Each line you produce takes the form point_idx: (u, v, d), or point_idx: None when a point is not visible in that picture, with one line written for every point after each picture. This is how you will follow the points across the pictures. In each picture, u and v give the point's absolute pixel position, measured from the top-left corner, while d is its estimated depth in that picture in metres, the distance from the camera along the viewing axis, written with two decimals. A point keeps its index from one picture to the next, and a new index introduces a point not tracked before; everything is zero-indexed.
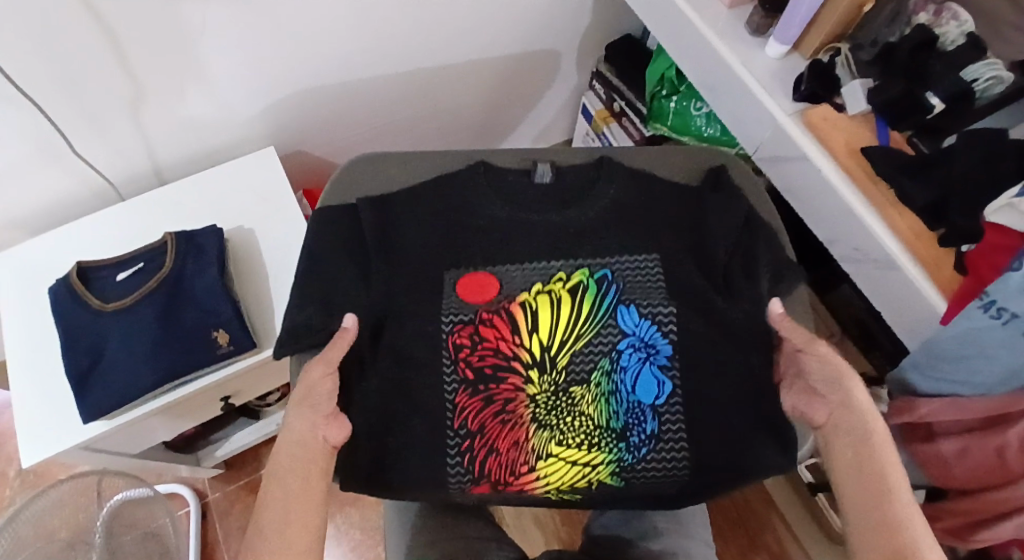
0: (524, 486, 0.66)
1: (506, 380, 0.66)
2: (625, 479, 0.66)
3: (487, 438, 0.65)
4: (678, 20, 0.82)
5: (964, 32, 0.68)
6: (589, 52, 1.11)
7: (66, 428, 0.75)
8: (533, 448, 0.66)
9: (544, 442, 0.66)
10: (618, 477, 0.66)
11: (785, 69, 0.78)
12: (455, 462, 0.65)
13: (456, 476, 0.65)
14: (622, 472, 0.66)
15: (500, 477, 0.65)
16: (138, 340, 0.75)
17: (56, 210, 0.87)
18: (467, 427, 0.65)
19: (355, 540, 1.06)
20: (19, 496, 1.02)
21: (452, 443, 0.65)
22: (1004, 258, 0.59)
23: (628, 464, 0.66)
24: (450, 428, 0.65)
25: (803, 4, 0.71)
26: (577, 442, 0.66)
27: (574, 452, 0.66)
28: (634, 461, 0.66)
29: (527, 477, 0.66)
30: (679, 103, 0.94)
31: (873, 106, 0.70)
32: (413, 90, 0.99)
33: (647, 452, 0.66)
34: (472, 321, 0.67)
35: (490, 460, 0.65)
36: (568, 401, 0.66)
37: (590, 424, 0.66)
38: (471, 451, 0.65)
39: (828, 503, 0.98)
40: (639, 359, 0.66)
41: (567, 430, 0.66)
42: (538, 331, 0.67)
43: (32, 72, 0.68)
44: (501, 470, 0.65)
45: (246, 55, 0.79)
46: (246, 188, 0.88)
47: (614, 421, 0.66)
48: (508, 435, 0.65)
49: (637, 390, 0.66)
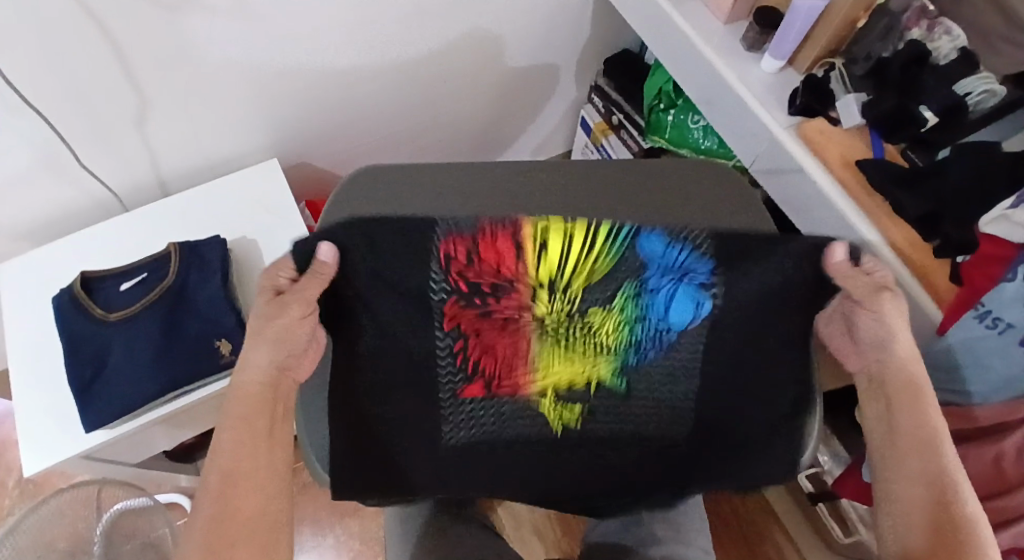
0: (520, 387, 0.64)
1: (510, 299, 0.60)
2: (627, 381, 0.64)
3: (483, 340, 0.62)
4: (675, 36, 0.84)
5: (957, 46, 0.69)
6: (588, 66, 1.12)
7: (69, 438, 0.75)
8: (533, 353, 0.63)
9: (546, 348, 0.62)
10: (620, 378, 0.64)
11: (780, 84, 0.79)
12: (447, 361, 0.62)
13: (447, 375, 0.63)
14: (624, 372, 0.64)
15: (494, 377, 0.64)
16: (141, 351, 0.75)
17: (61, 221, 0.88)
18: (457, 330, 0.61)
19: (355, 551, 1.06)
20: (19, 505, 1.02)
21: (443, 345, 0.61)
22: (1001, 269, 0.59)
23: (629, 367, 0.63)
24: (439, 330, 0.61)
25: (797, 19, 0.73)
26: (582, 348, 0.62)
27: (577, 357, 0.63)
28: (638, 363, 0.63)
29: (525, 379, 0.64)
30: (676, 116, 0.95)
31: (869, 120, 0.72)
32: (415, 102, 1.01)
33: (655, 357, 0.62)
34: (469, 234, 0.57)
35: (484, 360, 0.63)
36: (580, 325, 0.61)
37: (601, 340, 0.62)
38: (465, 354, 0.62)
39: (829, 514, 0.98)
40: (670, 280, 0.59)
41: (573, 336, 0.62)
42: (547, 260, 0.57)
43: (39, 85, 0.69)
44: (496, 370, 0.63)
45: (249, 69, 0.81)
46: (249, 201, 0.89)
47: (624, 332, 0.61)
48: (506, 341, 0.62)
49: (669, 312, 0.60)
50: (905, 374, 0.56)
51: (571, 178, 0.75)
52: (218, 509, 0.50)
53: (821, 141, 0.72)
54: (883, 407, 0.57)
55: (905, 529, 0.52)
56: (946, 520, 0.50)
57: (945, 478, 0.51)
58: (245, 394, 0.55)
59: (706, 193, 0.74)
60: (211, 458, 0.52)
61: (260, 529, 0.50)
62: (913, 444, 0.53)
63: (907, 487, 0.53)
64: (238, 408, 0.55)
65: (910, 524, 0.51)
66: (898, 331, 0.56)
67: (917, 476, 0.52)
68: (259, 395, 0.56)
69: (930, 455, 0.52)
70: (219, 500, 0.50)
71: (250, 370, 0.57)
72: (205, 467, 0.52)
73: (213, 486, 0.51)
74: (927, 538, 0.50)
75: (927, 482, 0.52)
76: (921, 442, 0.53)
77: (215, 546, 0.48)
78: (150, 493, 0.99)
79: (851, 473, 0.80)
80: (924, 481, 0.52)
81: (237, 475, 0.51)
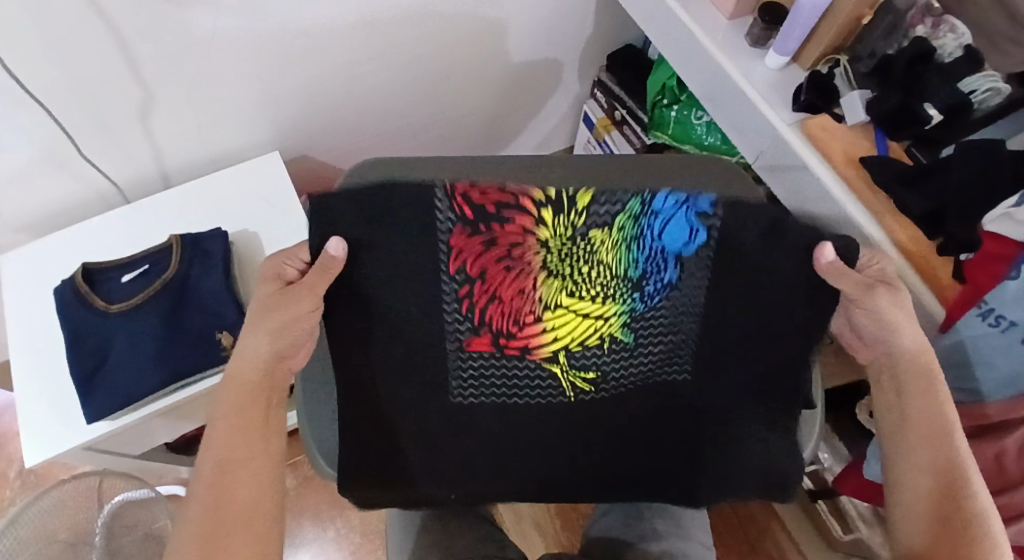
0: (530, 339, 0.61)
1: (512, 222, 0.55)
2: (635, 333, 0.61)
3: (487, 285, 0.59)
4: (678, 31, 0.84)
5: (962, 44, 0.69)
6: (590, 61, 1.12)
7: (71, 429, 0.75)
8: (539, 299, 0.59)
9: (555, 292, 0.59)
10: (628, 329, 0.61)
11: (785, 80, 0.79)
12: (454, 310, 0.59)
13: (454, 325, 0.60)
14: (633, 323, 0.61)
15: (502, 327, 0.60)
16: (144, 342, 0.75)
17: (62, 213, 0.88)
18: (465, 273, 0.58)
19: (355, 544, 1.06)
20: (19, 497, 1.03)
21: (450, 288, 0.58)
22: (1003, 267, 0.60)
23: (639, 314, 0.60)
24: (446, 272, 0.57)
25: (801, 16, 0.73)
26: (592, 292, 0.59)
27: (586, 304, 0.60)
28: (646, 310, 0.60)
29: (533, 329, 0.61)
30: (680, 112, 0.95)
31: (872, 117, 0.72)
32: (417, 97, 1.00)
33: (660, 300, 0.59)
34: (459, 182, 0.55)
35: (491, 307, 0.60)
36: (586, 245, 0.56)
37: (606, 273, 0.58)
38: (471, 299, 0.59)
39: (828, 510, 0.99)
40: (675, 202, 0.55)
41: (580, 279, 0.58)
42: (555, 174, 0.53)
43: (42, 77, 0.69)
44: (503, 320, 0.60)
45: (253, 62, 0.80)
46: (252, 194, 0.89)
47: (631, 269, 0.57)
48: (512, 283, 0.59)
49: (665, 236, 0.56)
50: (920, 363, 0.56)
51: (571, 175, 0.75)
52: (214, 496, 0.51)
53: (824, 138, 0.72)
54: (892, 391, 0.58)
55: (913, 517, 0.54)
56: (955, 511, 0.52)
57: (957, 470, 0.53)
58: (240, 381, 0.56)
59: (708, 190, 0.74)
60: (206, 446, 0.53)
61: (255, 522, 0.52)
62: (926, 433, 0.55)
63: (919, 476, 0.54)
64: (234, 397, 0.56)
65: (919, 509, 0.54)
66: (900, 325, 0.56)
67: (929, 467, 0.54)
68: (255, 384, 0.56)
69: (943, 446, 0.54)
70: (214, 489, 0.51)
71: (247, 355, 0.57)
72: (202, 455, 0.53)
73: (209, 473, 0.52)
74: (935, 529, 0.52)
75: (939, 472, 0.53)
76: (935, 432, 0.55)
77: (212, 535, 0.49)
78: (151, 486, 0.99)
79: (851, 469, 0.80)
80: (935, 473, 0.54)
81: (232, 466, 0.53)
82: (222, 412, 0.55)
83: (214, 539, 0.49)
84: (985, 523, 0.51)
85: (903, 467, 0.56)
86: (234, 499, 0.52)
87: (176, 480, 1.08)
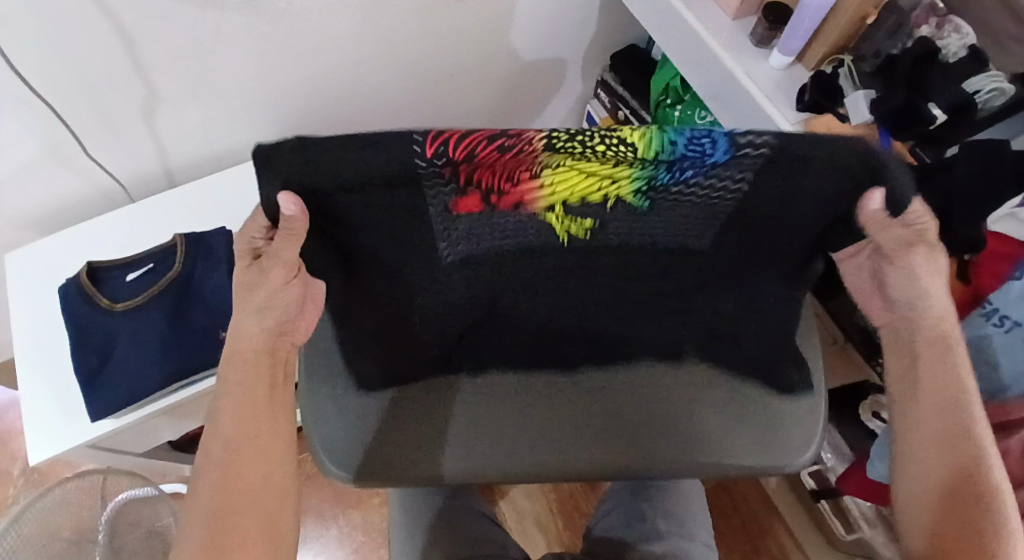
0: (522, 195, 0.41)
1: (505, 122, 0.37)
2: (652, 199, 0.43)
3: (480, 165, 0.38)
4: (682, 31, 0.84)
5: (965, 44, 0.69)
6: (594, 61, 1.12)
7: (74, 427, 0.75)
8: (538, 160, 0.38)
9: (557, 161, 0.37)
10: (643, 196, 0.42)
11: (789, 79, 0.79)
12: (430, 191, 0.41)
13: (430, 196, 0.41)
14: (650, 190, 0.42)
15: (493, 186, 0.41)
16: (148, 341, 0.76)
17: (67, 211, 0.88)
18: (448, 155, 0.37)
19: (357, 542, 1.06)
20: (23, 494, 1.03)
21: (426, 171, 0.38)
22: (1008, 267, 0.63)
23: (662, 183, 0.41)
24: (419, 157, 0.37)
25: (806, 15, 0.73)
26: (603, 155, 0.38)
27: (596, 162, 0.38)
28: (672, 183, 0.40)
29: (526, 186, 0.40)
30: (682, 111, 0.94)
31: (876, 117, 0.71)
32: (420, 96, 1.00)
33: (694, 176, 0.40)
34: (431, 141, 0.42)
35: (482, 172, 0.39)
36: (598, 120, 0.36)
37: (624, 150, 0.37)
38: (457, 210, 0.43)
39: (831, 510, 0.99)
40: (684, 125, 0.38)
41: (591, 145, 0.37)
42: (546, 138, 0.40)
43: (45, 74, 0.69)
44: (494, 177, 0.40)
45: (255, 59, 0.80)
46: (256, 192, 0.89)
47: (667, 151, 0.37)
48: (503, 167, 0.37)
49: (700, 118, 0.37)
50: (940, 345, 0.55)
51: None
52: (222, 483, 0.50)
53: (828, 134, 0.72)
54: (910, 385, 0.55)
55: (923, 513, 0.52)
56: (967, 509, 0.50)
57: (975, 470, 0.51)
58: (247, 356, 0.54)
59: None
60: (212, 424, 0.52)
61: (265, 513, 0.51)
62: (941, 427, 0.53)
63: (930, 470, 0.53)
64: (236, 372, 0.54)
65: (928, 505, 0.52)
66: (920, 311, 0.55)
67: (942, 461, 0.52)
68: (257, 363, 0.54)
69: (964, 442, 0.52)
70: (223, 471, 0.50)
71: (243, 339, 0.55)
72: (209, 434, 0.52)
73: (216, 453, 0.51)
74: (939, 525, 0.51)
75: (953, 471, 0.52)
76: (952, 429, 0.53)
77: (216, 528, 0.48)
78: (154, 484, 0.99)
79: (855, 469, 0.80)
80: (948, 467, 0.52)
81: (243, 444, 0.51)
82: (227, 390, 0.53)
83: (220, 531, 0.48)
84: (998, 525, 0.49)
85: (916, 461, 0.54)
86: (245, 480, 0.51)
87: (179, 478, 1.08)
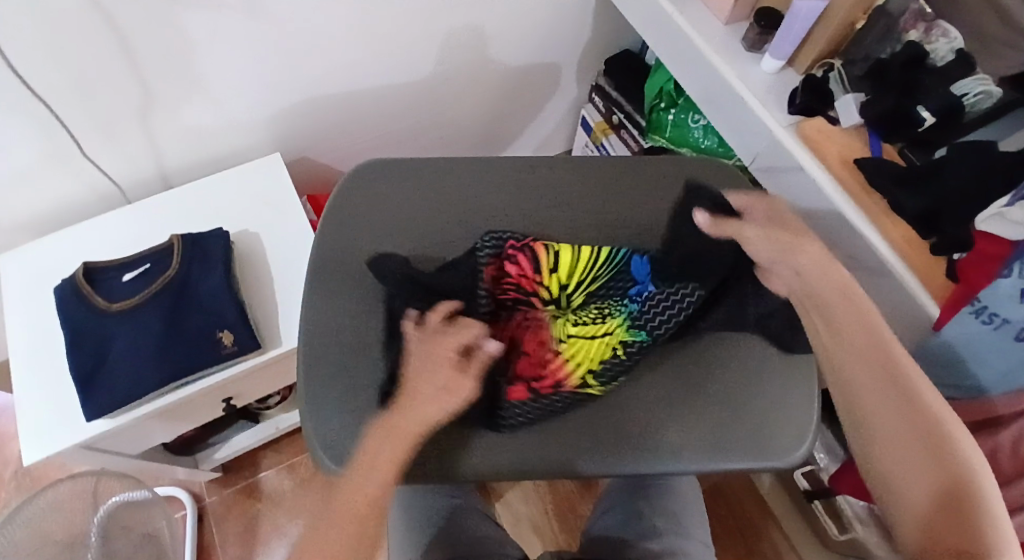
0: (557, 379, 0.62)
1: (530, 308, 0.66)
2: (646, 332, 0.64)
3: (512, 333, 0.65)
4: (676, 35, 0.85)
5: (954, 48, 0.71)
6: (589, 66, 1.13)
7: (68, 428, 0.75)
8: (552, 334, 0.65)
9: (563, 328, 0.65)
10: (637, 329, 0.64)
11: (781, 83, 0.80)
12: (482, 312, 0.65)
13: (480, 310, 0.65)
14: (638, 323, 0.64)
15: (531, 377, 0.63)
16: (143, 341, 0.75)
17: (64, 212, 0.88)
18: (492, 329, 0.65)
19: None
20: (15, 499, 1.02)
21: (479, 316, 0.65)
22: (997, 267, 0.61)
23: (637, 314, 0.64)
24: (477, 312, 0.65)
25: (796, 21, 0.74)
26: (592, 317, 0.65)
27: (592, 327, 0.64)
28: (637, 308, 0.65)
29: (558, 367, 0.63)
30: (677, 115, 0.96)
31: (867, 120, 0.73)
32: (417, 101, 1.02)
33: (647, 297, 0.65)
34: (498, 255, 0.67)
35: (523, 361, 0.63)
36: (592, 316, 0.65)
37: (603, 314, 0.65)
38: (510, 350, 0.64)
39: (824, 510, 0.99)
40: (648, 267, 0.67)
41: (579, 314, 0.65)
42: (558, 268, 0.66)
43: (44, 75, 0.69)
44: (531, 369, 0.63)
45: (255, 63, 0.81)
46: (255, 193, 0.90)
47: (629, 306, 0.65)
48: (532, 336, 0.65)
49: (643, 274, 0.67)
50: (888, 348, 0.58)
51: (571, 179, 0.76)
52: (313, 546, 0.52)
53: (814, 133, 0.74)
54: (864, 386, 0.57)
55: (914, 500, 0.52)
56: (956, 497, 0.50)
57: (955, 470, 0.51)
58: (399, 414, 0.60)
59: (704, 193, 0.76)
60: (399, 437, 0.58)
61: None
62: (908, 417, 0.55)
63: (916, 479, 0.52)
64: (407, 408, 0.59)
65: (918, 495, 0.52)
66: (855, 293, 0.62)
67: (919, 452, 0.53)
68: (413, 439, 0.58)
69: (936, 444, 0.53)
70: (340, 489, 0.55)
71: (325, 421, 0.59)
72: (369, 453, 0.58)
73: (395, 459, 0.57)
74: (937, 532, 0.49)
75: (936, 470, 0.52)
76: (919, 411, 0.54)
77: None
78: (149, 487, 0.99)
79: (848, 468, 0.81)
80: (930, 457, 0.52)
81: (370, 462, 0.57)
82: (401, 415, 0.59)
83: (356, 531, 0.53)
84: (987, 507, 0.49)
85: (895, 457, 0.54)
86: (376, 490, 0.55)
87: (174, 481, 1.07)
